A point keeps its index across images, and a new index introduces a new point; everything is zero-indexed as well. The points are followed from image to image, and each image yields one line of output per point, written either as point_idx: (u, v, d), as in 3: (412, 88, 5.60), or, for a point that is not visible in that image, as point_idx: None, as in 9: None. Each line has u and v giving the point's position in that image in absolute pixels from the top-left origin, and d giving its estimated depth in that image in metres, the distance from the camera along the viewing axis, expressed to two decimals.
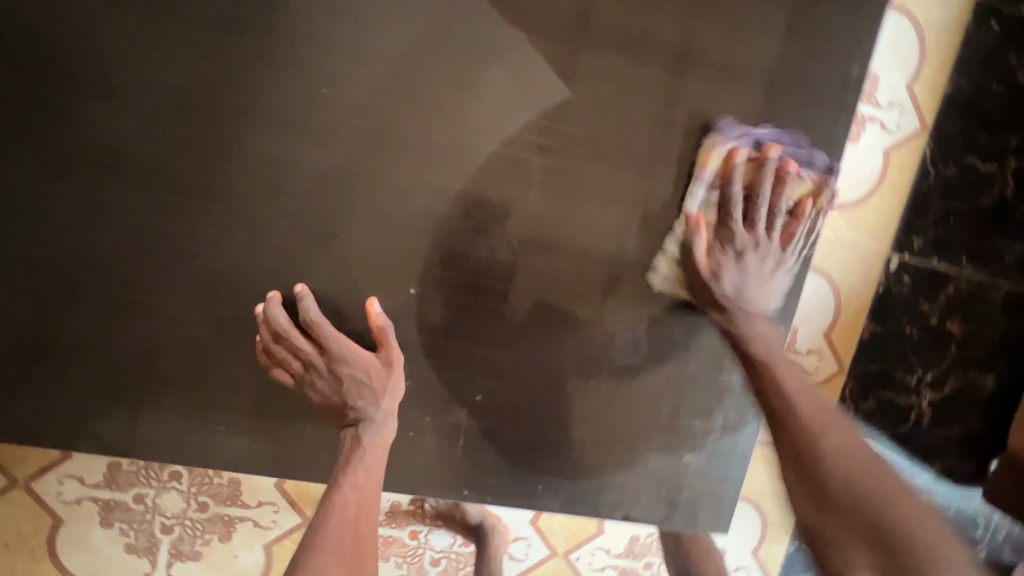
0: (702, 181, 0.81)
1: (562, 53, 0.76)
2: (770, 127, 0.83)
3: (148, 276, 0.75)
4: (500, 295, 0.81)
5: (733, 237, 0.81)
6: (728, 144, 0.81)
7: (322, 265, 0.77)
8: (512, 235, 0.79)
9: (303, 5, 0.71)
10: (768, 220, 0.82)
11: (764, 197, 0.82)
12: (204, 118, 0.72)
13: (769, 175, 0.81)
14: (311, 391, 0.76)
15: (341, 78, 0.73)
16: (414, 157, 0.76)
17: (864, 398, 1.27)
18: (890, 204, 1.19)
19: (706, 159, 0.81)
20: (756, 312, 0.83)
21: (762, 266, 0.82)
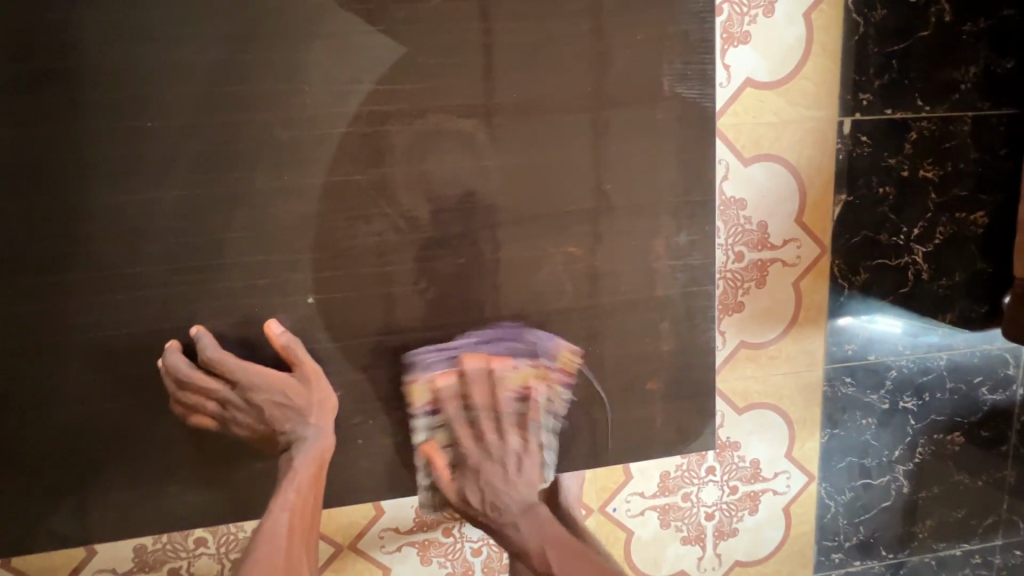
0: (422, 417, 0.81)
1: (378, 10, 0.71)
2: (471, 334, 0.80)
3: (43, 363, 0.72)
4: (401, 279, 0.77)
5: (465, 445, 0.82)
6: (429, 373, 0.80)
7: (211, 301, 0.73)
8: (392, 214, 0.75)
9: (95, 46, 0.67)
10: (514, 413, 0.83)
11: (456, 410, 0.82)
12: (38, 190, 0.69)
13: (479, 383, 0.81)
14: (239, 428, 0.76)
15: (160, 107, 0.69)
16: (263, 162, 0.72)
17: (857, 272, 1.17)
18: (824, 66, 1.09)
19: (412, 395, 0.80)
20: (520, 508, 0.83)
21: (505, 466, 0.83)
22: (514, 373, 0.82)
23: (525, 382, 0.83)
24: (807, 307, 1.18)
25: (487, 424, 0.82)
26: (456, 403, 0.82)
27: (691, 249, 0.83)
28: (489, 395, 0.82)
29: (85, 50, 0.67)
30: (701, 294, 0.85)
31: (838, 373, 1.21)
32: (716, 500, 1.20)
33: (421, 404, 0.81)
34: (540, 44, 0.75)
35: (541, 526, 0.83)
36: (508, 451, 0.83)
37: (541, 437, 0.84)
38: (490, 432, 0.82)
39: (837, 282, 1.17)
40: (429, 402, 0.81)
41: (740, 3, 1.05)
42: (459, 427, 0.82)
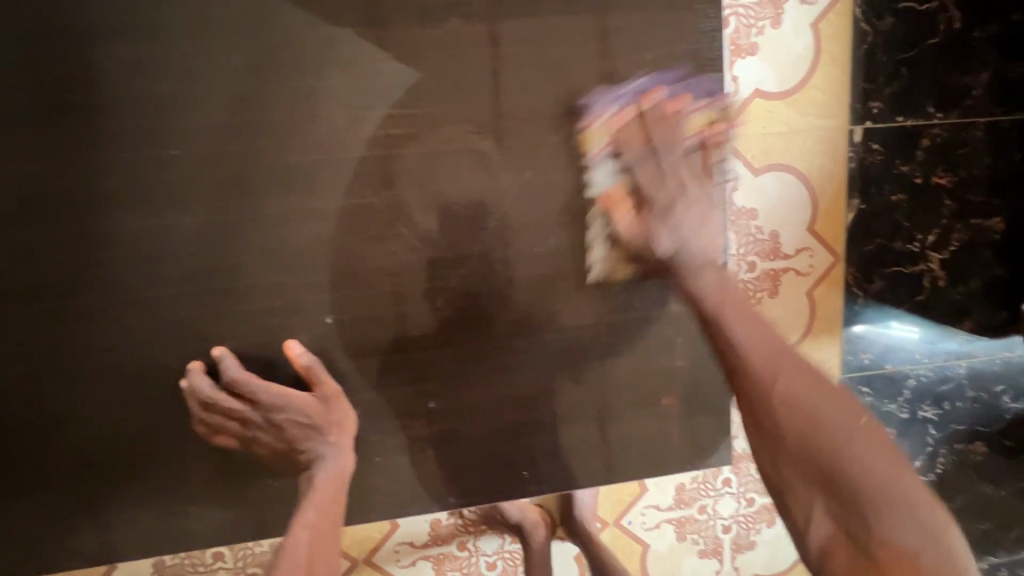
0: (602, 164, 0.78)
1: (393, 39, 0.73)
2: (637, 79, 0.78)
3: (70, 386, 0.74)
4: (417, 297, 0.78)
5: (656, 190, 0.76)
6: (606, 111, 0.78)
7: (232, 322, 0.75)
8: (408, 233, 0.77)
9: (121, 79, 0.70)
10: (699, 150, 0.77)
11: (638, 150, 0.76)
12: (65, 218, 0.71)
13: (647, 127, 0.76)
14: (261, 447, 0.77)
15: (183, 136, 0.71)
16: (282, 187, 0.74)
17: (871, 281, 1.16)
18: (833, 76, 1.09)
19: (588, 142, 0.78)
20: (704, 257, 0.76)
21: (691, 211, 0.76)
22: (695, 119, 0.78)
23: (706, 126, 0.78)
24: (822, 316, 1.18)
25: (676, 163, 0.76)
26: (642, 146, 0.76)
27: None
28: (672, 128, 0.77)
29: (111, 82, 0.69)
30: None
31: (855, 383, 1.20)
32: (733, 512, 1.17)
33: (604, 141, 0.78)
34: (551, 66, 0.77)
35: (720, 280, 0.74)
36: (682, 194, 0.76)
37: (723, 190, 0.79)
38: (672, 183, 0.77)
39: (852, 290, 1.17)
40: (625, 142, 0.77)
41: (746, 16, 1.06)
42: (632, 176, 0.77)
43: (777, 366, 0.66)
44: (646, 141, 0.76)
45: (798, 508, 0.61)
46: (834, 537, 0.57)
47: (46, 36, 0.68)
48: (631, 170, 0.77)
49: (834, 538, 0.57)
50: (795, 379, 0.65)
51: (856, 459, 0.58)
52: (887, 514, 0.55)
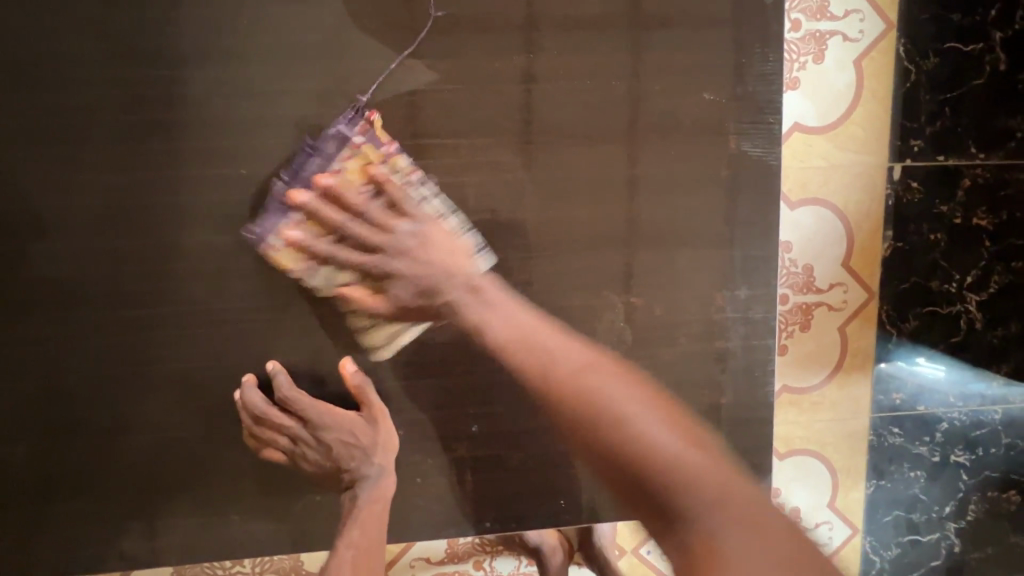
0: (316, 267, 0.76)
1: (460, 71, 0.75)
2: (279, 180, 0.74)
3: (130, 391, 0.77)
4: (484, 300, 0.79)
5: (374, 264, 0.77)
6: (275, 228, 0.75)
7: (287, 337, 0.77)
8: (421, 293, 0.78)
9: (200, 101, 0.73)
10: (377, 207, 0.76)
11: (341, 217, 0.75)
12: (138, 231, 0.75)
13: (328, 209, 0.75)
14: (307, 462, 0.78)
15: (253, 156, 0.74)
16: (341, 236, 0.76)
17: (905, 319, 1.14)
18: (874, 112, 1.08)
19: (281, 263, 0.76)
20: (464, 292, 0.79)
21: (411, 258, 0.77)
22: (348, 169, 0.75)
23: (364, 168, 0.75)
24: (853, 352, 1.16)
25: (387, 248, 0.77)
26: (330, 233, 0.76)
27: (751, 303, 0.84)
28: (332, 207, 0.75)
29: (189, 102, 0.73)
30: (762, 346, 0.85)
31: (885, 423, 1.18)
32: None
33: (298, 261, 0.76)
34: (353, 126, 0.74)
35: (512, 313, 0.79)
36: (398, 253, 0.77)
37: (427, 207, 0.77)
38: (376, 240, 0.76)
39: (885, 328, 1.15)
40: (301, 252, 0.76)
41: (788, 51, 1.06)
42: (341, 224, 0.76)
43: (600, 387, 0.75)
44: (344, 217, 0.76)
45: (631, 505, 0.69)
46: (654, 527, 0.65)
47: (132, 57, 0.72)
48: (342, 232, 0.76)
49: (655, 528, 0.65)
50: (620, 403, 0.73)
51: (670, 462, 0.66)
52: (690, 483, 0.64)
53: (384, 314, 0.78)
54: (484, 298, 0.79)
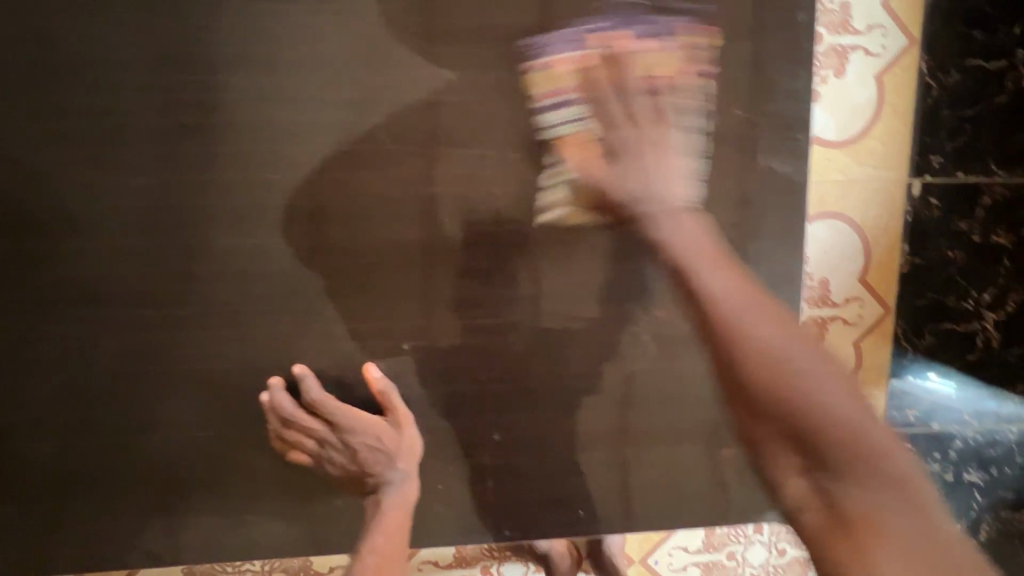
0: (558, 107, 0.75)
1: (492, 81, 0.75)
2: (573, 26, 0.75)
3: (156, 391, 0.77)
4: (659, 217, 0.73)
5: (620, 137, 0.73)
6: (546, 53, 0.75)
7: (313, 341, 0.77)
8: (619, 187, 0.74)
9: (237, 106, 0.74)
10: (645, 96, 0.73)
11: (603, 90, 0.73)
12: (171, 231, 0.75)
13: (609, 66, 0.73)
14: (332, 466, 0.78)
15: (286, 162, 0.75)
16: (600, 99, 0.74)
17: (920, 335, 1.14)
18: (895, 128, 1.08)
19: (530, 86, 0.76)
20: (662, 206, 0.73)
21: (657, 146, 0.73)
22: (648, 57, 0.73)
23: (669, 75, 0.75)
24: (867, 367, 1.16)
25: (649, 130, 0.73)
26: (591, 91, 0.74)
27: None
28: (613, 77, 0.73)
29: (226, 108, 0.74)
30: None
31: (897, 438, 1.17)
32: (763, 562, 1.11)
33: (547, 88, 0.75)
34: (695, 30, 0.76)
35: (693, 238, 0.71)
36: (647, 138, 0.73)
37: (684, 120, 0.76)
38: (638, 118, 0.73)
39: (900, 344, 1.15)
40: (563, 82, 0.75)
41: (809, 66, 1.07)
42: (604, 93, 0.73)
43: (757, 330, 0.63)
44: (617, 83, 0.73)
45: (771, 463, 0.60)
46: (811, 493, 0.57)
47: (172, 61, 0.73)
48: (597, 101, 0.74)
49: (810, 495, 0.57)
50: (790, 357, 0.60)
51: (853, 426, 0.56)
52: (861, 457, 0.55)
53: (574, 200, 0.78)
54: (674, 218, 0.73)
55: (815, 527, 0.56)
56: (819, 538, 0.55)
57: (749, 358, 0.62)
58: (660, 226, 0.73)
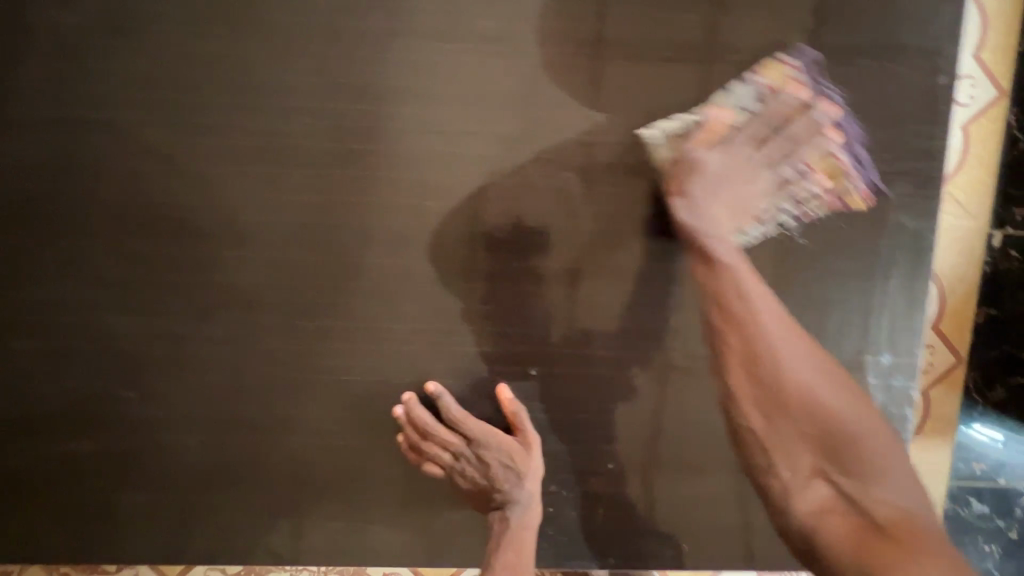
0: (750, 83, 0.78)
1: (641, 126, 0.80)
2: (838, 93, 0.81)
3: (295, 398, 0.81)
4: (694, 215, 0.77)
5: (739, 145, 0.76)
6: (800, 65, 0.80)
7: (449, 361, 0.81)
8: (713, 186, 0.76)
9: (400, 135, 0.78)
10: (789, 154, 0.77)
11: (772, 109, 0.77)
12: (327, 247, 0.79)
13: (783, 99, 0.77)
14: (462, 479, 0.81)
15: (441, 189, 0.79)
16: (755, 116, 0.77)
17: (991, 388, 1.06)
18: (978, 178, 1.03)
19: (769, 68, 0.79)
20: (706, 219, 0.77)
21: (749, 171, 0.77)
22: (827, 162, 0.78)
23: (822, 171, 0.79)
24: (935, 417, 1.09)
25: (743, 149, 0.76)
26: (767, 104, 0.77)
27: (892, 371, 0.85)
28: (801, 122, 0.77)
29: (393, 135, 0.78)
30: (898, 417, 0.86)
31: (964, 492, 1.10)
32: None
33: (784, 81, 0.78)
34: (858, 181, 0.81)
35: (750, 280, 0.76)
36: (738, 162, 0.76)
37: (789, 190, 0.78)
38: (766, 147, 0.76)
39: (970, 395, 1.07)
40: (787, 89, 0.77)
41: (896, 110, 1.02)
42: (772, 109, 0.77)
43: (804, 362, 0.73)
44: (791, 114, 0.76)
45: (792, 466, 0.70)
46: (833, 501, 0.66)
47: (349, 89, 0.77)
48: (749, 109, 0.77)
49: (835, 500, 0.66)
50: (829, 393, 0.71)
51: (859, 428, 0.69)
52: (879, 472, 0.66)
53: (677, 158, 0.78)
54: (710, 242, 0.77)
55: (837, 533, 0.64)
56: (847, 535, 0.63)
57: (784, 370, 0.72)
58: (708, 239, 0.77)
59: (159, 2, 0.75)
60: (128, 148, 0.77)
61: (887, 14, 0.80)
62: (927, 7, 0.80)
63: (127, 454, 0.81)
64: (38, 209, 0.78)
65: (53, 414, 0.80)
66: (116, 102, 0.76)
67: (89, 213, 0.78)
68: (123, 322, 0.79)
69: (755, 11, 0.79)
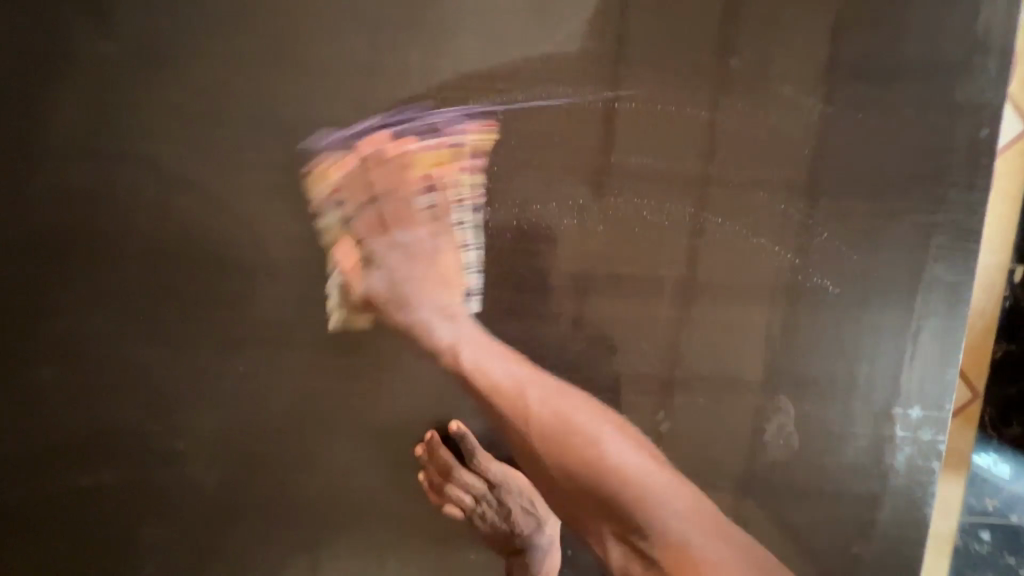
0: (326, 198, 0.77)
1: (675, 171, 0.79)
2: (373, 117, 0.76)
3: (316, 432, 0.80)
4: (457, 331, 0.79)
5: (375, 237, 0.78)
6: (326, 149, 0.77)
7: (473, 401, 0.80)
8: (394, 306, 0.80)
9: (434, 172, 0.78)
10: (414, 202, 0.78)
11: (377, 184, 0.77)
12: (353, 282, 0.79)
13: (383, 163, 0.77)
14: (483, 521, 0.82)
15: (472, 228, 0.79)
16: (372, 202, 0.78)
17: (1007, 424, 1.08)
18: (1002, 214, 1.05)
19: (318, 182, 0.77)
20: (437, 308, 0.79)
21: (410, 258, 0.79)
22: (427, 155, 0.77)
23: (432, 166, 0.78)
24: (950, 449, 1.11)
25: (405, 237, 0.78)
26: (365, 201, 0.78)
27: (922, 424, 0.84)
28: (395, 178, 0.77)
29: (354, 212, 0.78)
30: (924, 469, 0.85)
31: (974, 528, 1.10)
32: None
33: (319, 187, 0.77)
34: (482, 121, 0.77)
35: (488, 350, 0.80)
36: (399, 249, 0.79)
37: (458, 233, 0.78)
38: (414, 213, 0.78)
39: (986, 430, 1.09)
40: (330, 187, 0.77)
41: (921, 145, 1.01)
42: (376, 178, 0.77)
43: (607, 443, 0.80)
44: (396, 178, 0.77)
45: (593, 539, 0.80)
46: (626, 556, 0.79)
47: (382, 125, 0.76)
48: (347, 185, 0.77)
49: (626, 558, 0.79)
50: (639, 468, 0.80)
51: (637, 488, 0.78)
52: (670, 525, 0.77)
53: (359, 296, 0.79)
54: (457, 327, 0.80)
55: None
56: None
57: (546, 453, 0.79)
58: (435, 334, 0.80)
59: (198, 34, 0.75)
60: (157, 177, 0.77)
61: (931, 65, 0.79)
62: (973, 59, 0.79)
63: (146, 486, 0.80)
64: (65, 239, 0.77)
65: (74, 444, 0.79)
66: (148, 132, 0.76)
67: (116, 244, 0.77)
68: (145, 355, 0.79)
69: (795, 61, 0.79)
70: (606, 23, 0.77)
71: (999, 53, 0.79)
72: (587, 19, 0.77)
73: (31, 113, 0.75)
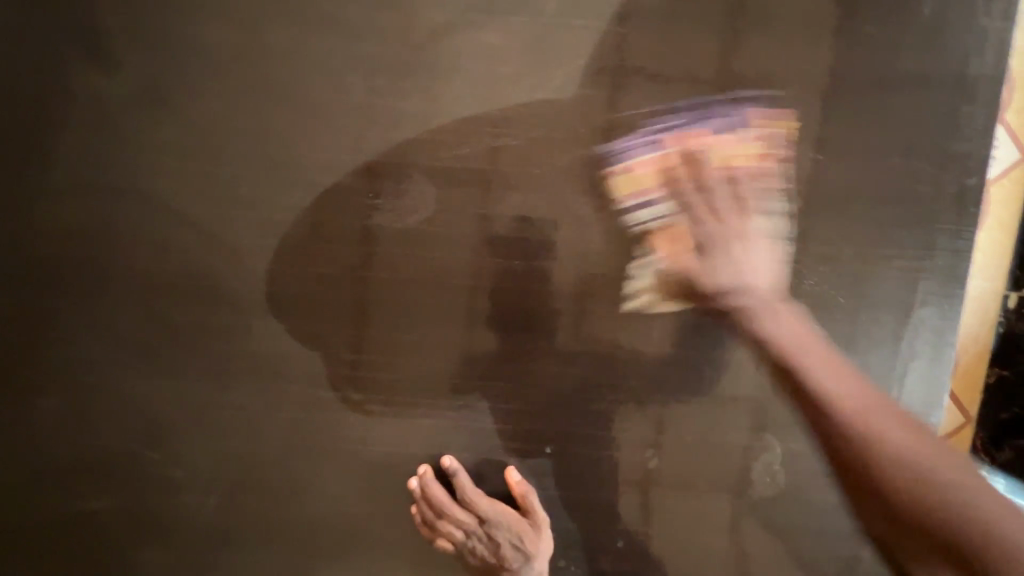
0: (630, 201, 0.80)
1: (667, 215, 0.81)
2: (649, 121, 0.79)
3: (310, 465, 0.82)
4: (776, 312, 0.78)
5: (695, 229, 0.78)
6: (625, 159, 0.80)
7: (466, 436, 0.83)
8: (704, 286, 0.79)
9: (430, 213, 0.79)
10: (728, 189, 0.79)
11: (687, 188, 0.79)
12: (351, 319, 0.80)
13: (688, 167, 0.79)
14: (472, 555, 0.82)
15: (467, 268, 0.80)
16: (687, 196, 0.79)
17: (999, 448, 1.03)
18: (997, 238, 1.01)
19: (616, 190, 0.80)
20: (749, 290, 0.77)
21: (733, 237, 0.78)
22: (737, 146, 0.79)
23: (740, 160, 0.79)
24: None
25: (705, 224, 0.78)
26: (688, 185, 0.79)
27: None
28: (693, 172, 0.79)
29: (629, 196, 0.80)
30: None
31: None
32: None
33: (539, 234, 0.80)
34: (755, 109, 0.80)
35: (800, 330, 0.77)
36: (718, 240, 0.78)
37: (770, 216, 0.80)
38: (721, 203, 0.78)
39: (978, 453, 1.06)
40: (461, 272, 0.80)
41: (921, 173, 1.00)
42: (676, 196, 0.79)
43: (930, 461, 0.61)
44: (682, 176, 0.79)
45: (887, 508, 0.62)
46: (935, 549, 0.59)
47: (381, 168, 0.78)
48: (677, 197, 0.79)
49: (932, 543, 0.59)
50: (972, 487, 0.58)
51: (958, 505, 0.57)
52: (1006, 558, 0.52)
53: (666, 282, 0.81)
54: (773, 308, 0.78)
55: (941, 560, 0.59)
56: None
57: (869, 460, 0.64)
58: (750, 314, 0.78)
59: (200, 80, 0.77)
60: (157, 217, 0.78)
61: (918, 114, 0.81)
62: (960, 110, 0.81)
63: (144, 515, 0.82)
64: (67, 275, 0.79)
65: (73, 475, 0.81)
66: (149, 172, 0.78)
67: (117, 279, 0.79)
68: (145, 388, 0.81)
69: (783, 110, 0.80)
70: (601, 72, 0.79)
71: (986, 103, 0.81)
72: (583, 68, 0.79)
73: (35, 153, 0.78)
